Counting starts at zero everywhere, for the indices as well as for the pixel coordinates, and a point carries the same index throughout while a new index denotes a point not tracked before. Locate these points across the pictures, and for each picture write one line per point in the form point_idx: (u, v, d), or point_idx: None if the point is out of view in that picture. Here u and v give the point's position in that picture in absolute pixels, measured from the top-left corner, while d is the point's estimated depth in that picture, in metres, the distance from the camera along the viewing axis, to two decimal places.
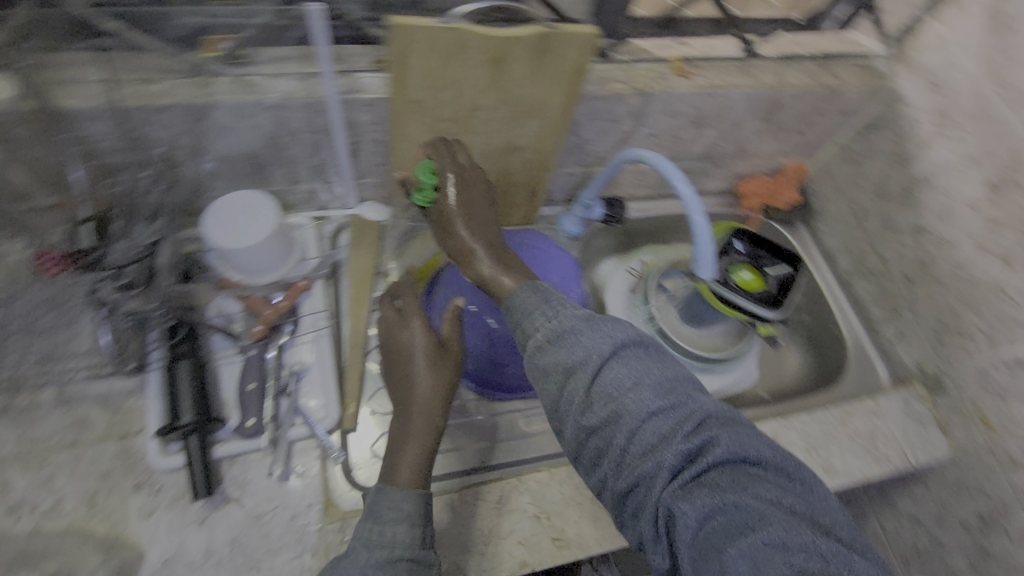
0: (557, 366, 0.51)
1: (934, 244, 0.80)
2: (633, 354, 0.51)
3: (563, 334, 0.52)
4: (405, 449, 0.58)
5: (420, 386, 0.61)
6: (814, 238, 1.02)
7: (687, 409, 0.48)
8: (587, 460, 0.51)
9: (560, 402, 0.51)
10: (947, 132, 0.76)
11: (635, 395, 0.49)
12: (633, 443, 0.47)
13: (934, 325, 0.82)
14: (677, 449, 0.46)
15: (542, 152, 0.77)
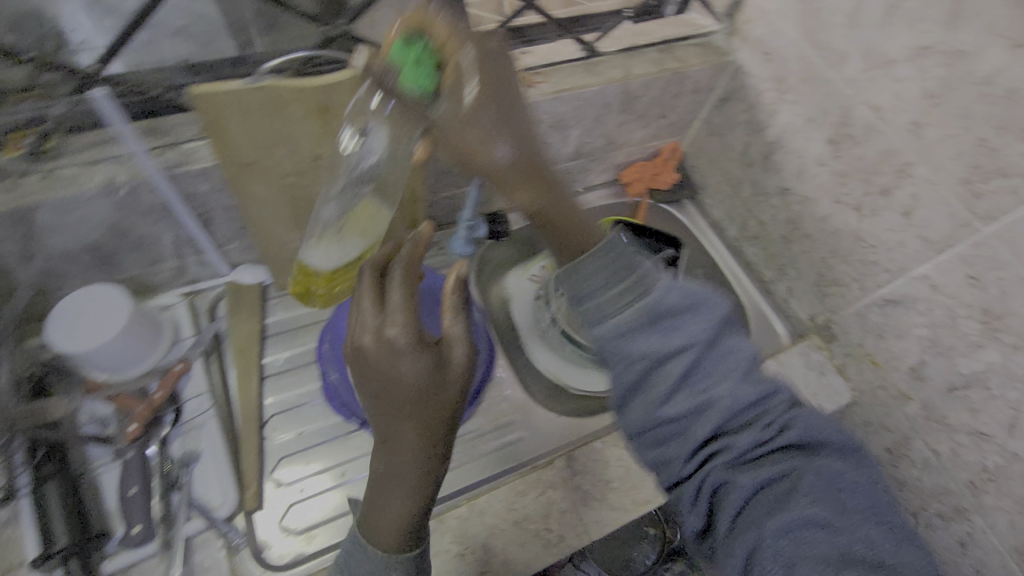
0: (644, 350, 0.47)
1: (798, 203, 0.83)
2: (714, 344, 0.48)
3: (659, 319, 0.47)
4: (400, 496, 0.53)
5: (413, 424, 0.50)
6: (702, 212, 1.05)
7: (766, 396, 0.49)
8: (649, 439, 0.49)
9: (639, 386, 0.48)
10: (786, 96, 0.79)
11: (712, 385, 0.48)
12: (706, 427, 0.47)
13: (815, 278, 0.85)
14: (756, 435, 0.47)
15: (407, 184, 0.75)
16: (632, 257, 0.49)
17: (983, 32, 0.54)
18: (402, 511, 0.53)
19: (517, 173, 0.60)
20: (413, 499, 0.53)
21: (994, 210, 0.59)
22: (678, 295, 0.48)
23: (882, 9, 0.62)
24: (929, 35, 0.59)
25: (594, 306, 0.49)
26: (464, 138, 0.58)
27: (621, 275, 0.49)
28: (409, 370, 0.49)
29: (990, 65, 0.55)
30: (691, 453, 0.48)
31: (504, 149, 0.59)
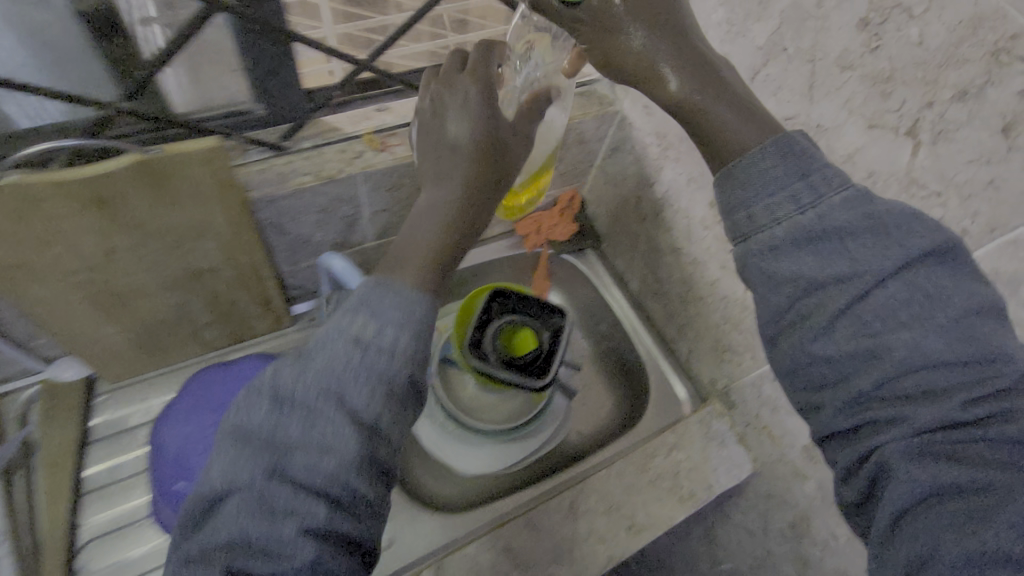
0: (809, 271, 0.41)
1: (690, 264, 0.78)
2: (933, 260, 0.39)
3: (834, 232, 0.41)
4: (431, 239, 0.49)
5: (471, 162, 0.51)
6: (606, 262, 0.99)
7: (991, 361, 0.37)
8: (800, 381, 0.44)
9: (798, 305, 0.42)
10: (668, 154, 0.73)
11: (915, 322, 0.39)
12: (871, 381, 0.40)
13: (711, 342, 0.80)
14: (946, 409, 0.38)
15: (245, 264, 0.65)
16: (803, 163, 0.43)
17: (839, 109, 0.49)
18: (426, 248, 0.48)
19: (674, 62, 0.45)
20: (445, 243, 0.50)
21: None
22: (845, 208, 0.41)
23: (748, 72, 0.57)
24: (791, 105, 0.53)
25: (740, 221, 0.44)
26: (635, 58, 0.45)
27: (789, 179, 0.42)
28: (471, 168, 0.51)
29: (848, 142, 0.49)
30: (848, 407, 0.41)
31: (648, 35, 0.44)
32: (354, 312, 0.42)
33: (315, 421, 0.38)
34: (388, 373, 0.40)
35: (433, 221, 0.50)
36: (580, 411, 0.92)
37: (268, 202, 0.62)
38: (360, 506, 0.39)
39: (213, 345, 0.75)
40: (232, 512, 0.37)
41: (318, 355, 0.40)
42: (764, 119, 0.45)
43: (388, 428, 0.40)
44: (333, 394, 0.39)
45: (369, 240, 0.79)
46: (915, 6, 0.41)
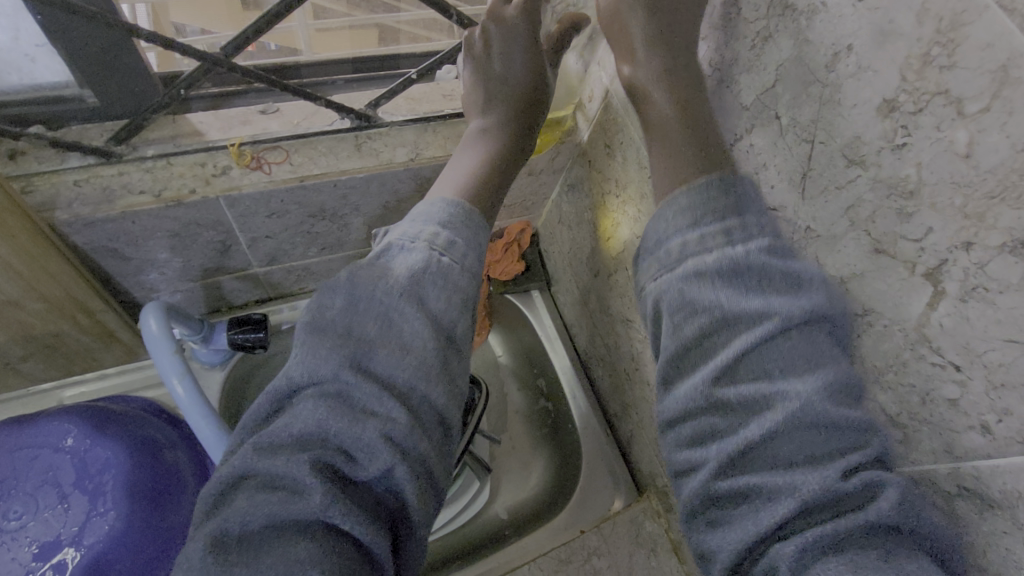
0: (717, 304, 0.37)
1: (640, 339, 0.64)
2: (821, 328, 0.36)
3: (743, 273, 0.37)
4: (479, 166, 0.49)
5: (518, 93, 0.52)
6: (554, 309, 0.85)
7: (857, 429, 0.33)
8: (691, 436, 0.37)
9: (701, 341, 0.37)
10: (628, 208, 0.59)
11: (809, 374, 0.34)
12: (763, 432, 0.34)
13: (655, 432, 0.67)
14: (826, 477, 0.31)
15: (61, 298, 0.51)
16: (739, 196, 0.40)
17: (838, 217, 0.36)
18: (475, 174, 0.48)
19: (651, 51, 0.44)
20: (494, 171, 0.49)
21: None
22: (767, 257, 0.37)
23: (728, 136, 0.43)
24: (776, 191, 0.40)
25: (675, 248, 0.40)
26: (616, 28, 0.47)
27: (722, 214, 0.39)
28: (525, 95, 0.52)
29: (843, 263, 0.37)
30: (731, 464, 0.35)
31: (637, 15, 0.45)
32: (423, 222, 0.44)
33: (394, 321, 0.40)
34: (462, 284, 0.43)
35: (481, 148, 0.50)
36: (502, 481, 0.79)
37: (86, 225, 0.48)
38: (431, 418, 0.39)
39: (39, 378, 0.61)
40: (308, 405, 0.37)
41: (396, 263, 0.42)
42: (704, 137, 0.42)
43: (461, 336, 0.43)
44: (412, 292, 0.41)
45: (255, 266, 0.65)
46: (967, 100, 0.28)
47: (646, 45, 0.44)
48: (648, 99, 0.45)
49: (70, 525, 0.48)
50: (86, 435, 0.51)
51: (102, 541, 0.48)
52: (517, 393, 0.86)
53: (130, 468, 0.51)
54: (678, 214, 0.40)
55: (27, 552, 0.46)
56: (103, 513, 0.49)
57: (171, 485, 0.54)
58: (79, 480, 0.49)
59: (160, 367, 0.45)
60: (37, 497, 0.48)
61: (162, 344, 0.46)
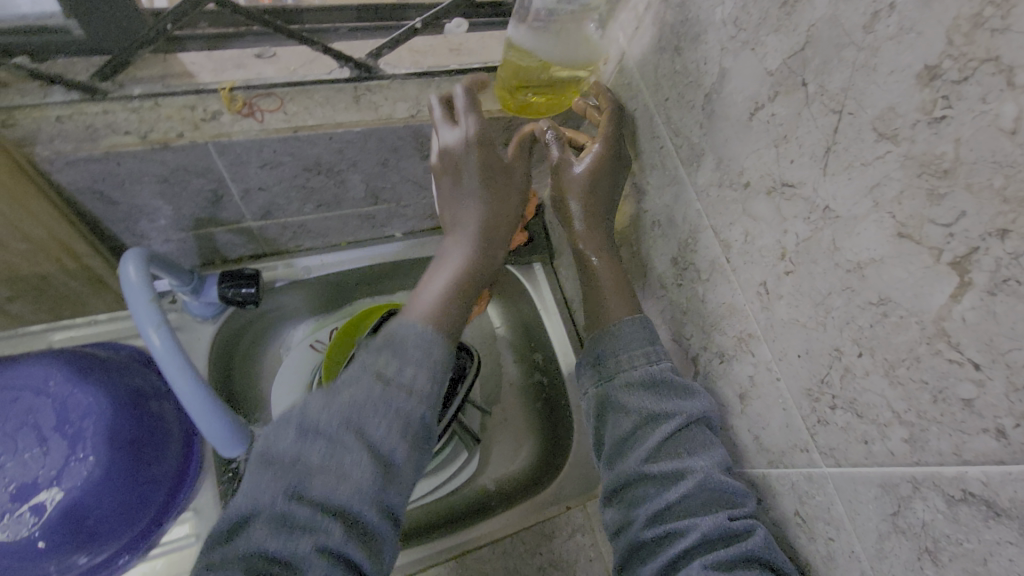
0: (642, 406, 0.49)
1: None
2: (709, 427, 0.47)
3: (658, 381, 0.49)
4: (446, 287, 0.51)
5: (485, 208, 0.54)
6: (555, 283, 0.83)
7: (740, 494, 0.44)
8: (624, 498, 0.47)
9: (633, 432, 0.48)
10: (635, 180, 0.56)
11: (706, 454, 0.45)
12: (676, 491, 0.44)
13: None
14: (721, 520, 0.42)
15: (43, 238, 0.50)
16: (656, 334, 0.53)
17: (861, 197, 0.33)
18: (449, 295, 0.51)
19: (595, 240, 0.57)
20: (463, 288, 0.52)
21: (834, 449, 0.39)
22: (672, 372, 0.50)
23: (747, 105, 0.40)
24: (796, 167, 0.37)
25: (619, 360, 0.52)
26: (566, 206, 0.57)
27: (649, 342, 0.52)
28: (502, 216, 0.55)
29: (861, 246, 0.34)
30: (655, 518, 0.45)
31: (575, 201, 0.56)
32: (379, 351, 0.45)
33: (335, 453, 0.40)
34: (405, 409, 0.42)
35: (451, 262, 0.52)
36: (491, 451, 0.78)
37: (69, 163, 0.45)
38: (371, 535, 0.39)
39: (27, 319, 0.60)
40: (249, 534, 0.37)
41: (344, 389, 0.43)
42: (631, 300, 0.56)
43: (403, 461, 0.42)
44: (352, 423, 0.41)
45: (249, 218, 0.63)
46: (1019, 69, 0.25)
47: (584, 223, 0.56)
48: (594, 269, 0.57)
49: (48, 468, 0.47)
50: (69, 380, 0.50)
51: (79, 486, 0.47)
52: (512, 366, 0.85)
53: (110, 417, 0.50)
54: (614, 337, 0.53)
55: (4, 493, 0.45)
56: (82, 459, 0.48)
57: (152, 434, 0.54)
58: (57, 426, 0.48)
59: (135, 315, 0.42)
60: (17, 438, 0.47)
61: (140, 293, 0.43)
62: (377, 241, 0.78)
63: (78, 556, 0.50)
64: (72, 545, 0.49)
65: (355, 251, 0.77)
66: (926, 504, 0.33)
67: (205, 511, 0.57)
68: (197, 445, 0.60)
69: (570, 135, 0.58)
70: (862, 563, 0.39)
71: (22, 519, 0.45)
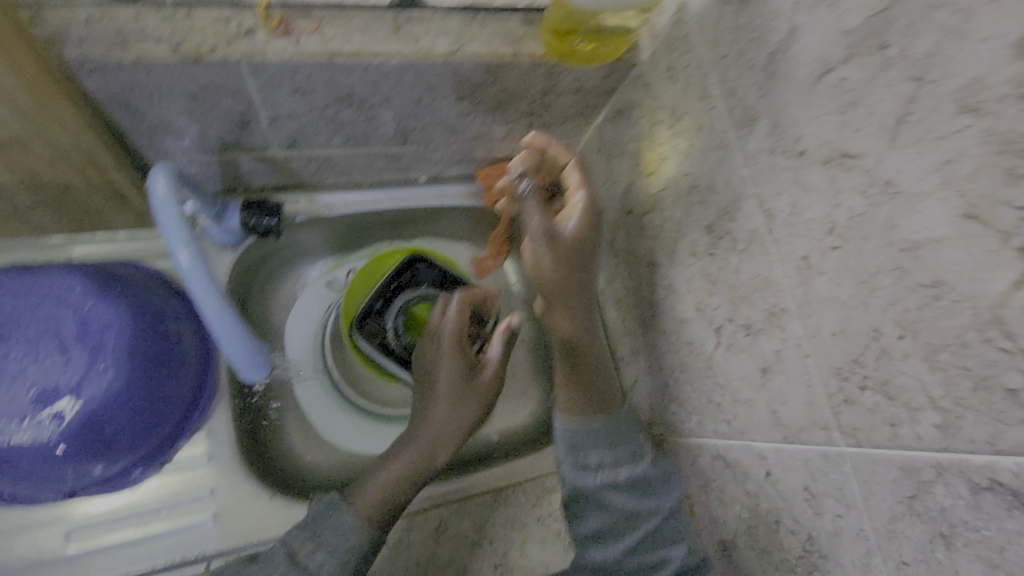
0: (625, 504, 0.59)
1: (663, 286, 0.61)
2: (673, 516, 0.59)
3: (640, 482, 0.60)
4: (398, 471, 0.54)
5: (448, 381, 0.57)
6: None
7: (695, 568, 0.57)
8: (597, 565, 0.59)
9: (610, 526, 0.60)
10: (677, 141, 0.54)
11: (676, 546, 0.58)
12: (649, 554, 0.57)
13: (662, 382, 0.65)
14: (676, 563, 0.57)
15: (68, 147, 0.48)
16: (633, 436, 0.63)
17: (929, 173, 0.32)
18: (390, 488, 0.53)
19: (585, 319, 0.65)
20: (405, 476, 0.54)
21: (857, 429, 0.39)
22: (646, 469, 0.61)
23: (815, 67, 0.38)
24: (860, 136, 0.35)
25: (590, 486, 0.60)
26: (562, 302, 0.65)
27: (612, 443, 0.62)
28: (468, 394, 0.57)
29: (922, 226, 0.32)
30: None
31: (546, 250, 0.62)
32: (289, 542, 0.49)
33: None
34: None
35: (418, 442, 0.56)
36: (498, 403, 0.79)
37: (97, 69, 0.44)
38: None
39: (49, 230, 0.59)
40: None
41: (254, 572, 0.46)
42: (597, 378, 0.65)
43: None
44: None
45: (275, 147, 0.61)
46: None
47: (557, 270, 0.62)
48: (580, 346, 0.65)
49: (69, 376, 0.48)
50: (90, 293, 0.50)
51: (98, 397, 0.48)
52: (527, 323, 0.84)
53: (131, 333, 0.50)
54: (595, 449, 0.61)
55: (26, 395, 0.46)
56: (102, 371, 0.48)
57: (169, 354, 0.54)
58: (79, 337, 0.49)
59: (164, 232, 0.39)
60: (38, 345, 0.48)
61: (168, 208, 0.40)
62: (401, 184, 0.76)
63: (93, 465, 0.51)
64: (88, 454, 0.50)
65: (378, 191, 0.75)
66: (948, 490, 0.33)
67: (216, 431, 0.60)
68: (212, 368, 0.61)
69: (545, 197, 0.66)
70: (868, 541, 0.40)
71: (42, 424, 0.46)
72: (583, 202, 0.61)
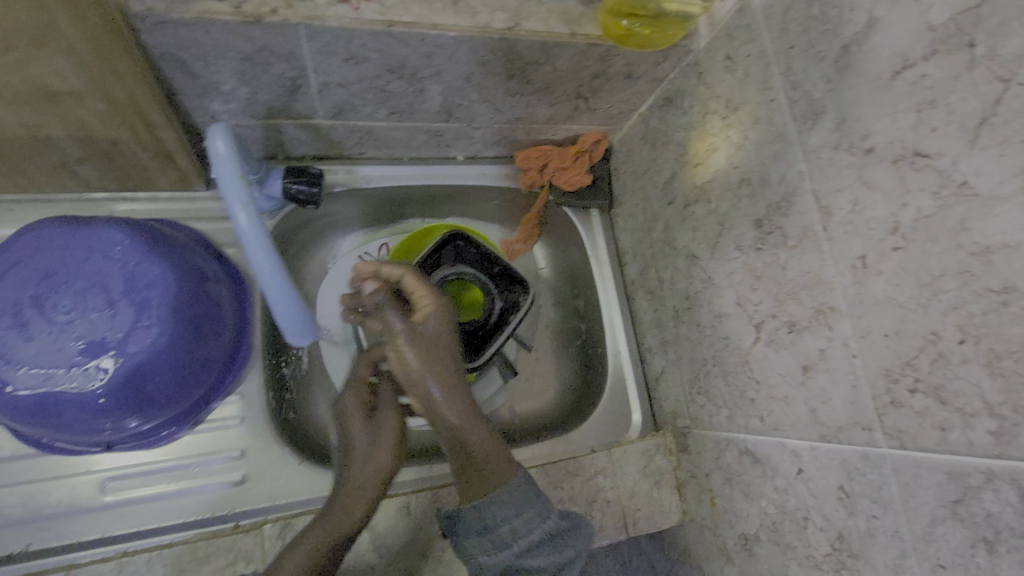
0: (549, 563, 0.47)
1: (701, 279, 0.60)
2: None
3: None
4: (313, 536, 0.48)
5: (364, 471, 0.53)
6: (609, 231, 0.81)
7: None
8: None
9: None
10: (729, 132, 0.53)
11: None
12: None
13: (690, 375, 0.65)
14: None
15: (122, 101, 0.48)
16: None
17: (1010, 176, 0.31)
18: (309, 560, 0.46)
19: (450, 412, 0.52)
20: (319, 542, 0.48)
21: (902, 431, 0.39)
22: None
23: (892, 62, 0.37)
24: (937, 136, 0.35)
25: (502, 534, 0.47)
26: (439, 363, 0.52)
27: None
28: (381, 462, 0.54)
29: (996, 229, 0.32)
30: None
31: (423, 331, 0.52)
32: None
33: None
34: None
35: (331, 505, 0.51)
36: (521, 386, 0.80)
37: (159, 25, 0.43)
38: None
39: (93, 185, 0.60)
40: None
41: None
42: (488, 466, 0.51)
43: None
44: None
45: (320, 115, 0.61)
46: None
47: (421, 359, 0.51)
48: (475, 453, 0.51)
49: (115, 330, 0.48)
50: (137, 249, 0.50)
51: (144, 351, 0.49)
52: (552, 309, 0.85)
53: (176, 291, 0.51)
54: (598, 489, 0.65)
55: (73, 347, 0.46)
56: (148, 327, 0.49)
57: (209, 314, 0.55)
58: (125, 292, 0.49)
59: (224, 191, 0.40)
60: (86, 297, 0.48)
61: (227, 167, 0.41)
62: (439, 162, 0.76)
63: (131, 420, 0.52)
64: (129, 407, 0.50)
65: (415, 167, 0.75)
66: (997, 496, 0.33)
67: (250, 397, 0.61)
68: (246, 334, 0.62)
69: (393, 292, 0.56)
70: (904, 543, 0.40)
71: (89, 375, 0.47)
72: (432, 307, 0.54)
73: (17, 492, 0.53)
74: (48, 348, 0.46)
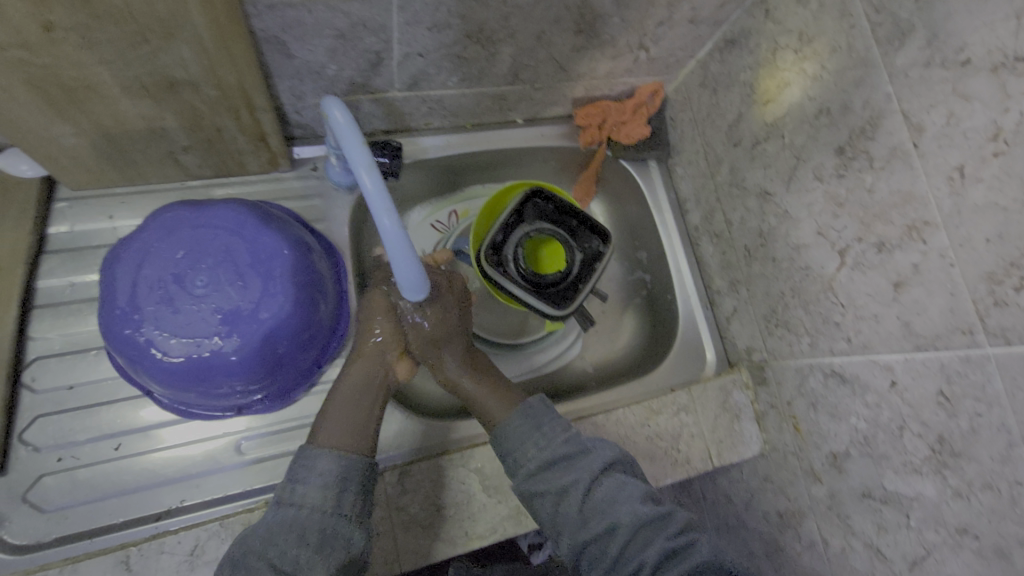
0: (551, 484, 0.52)
1: (775, 215, 0.62)
2: None
3: None
4: (342, 421, 0.55)
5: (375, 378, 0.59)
6: (668, 181, 0.82)
7: None
8: None
9: None
10: (804, 66, 0.55)
11: None
12: None
13: (765, 310, 0.68)
14: None
15: (232, 87, 0.52)
16: None
17: None
18: (343, 431, 0.54)
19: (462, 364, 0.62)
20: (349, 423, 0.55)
21: (1007, 328, 0.41)
22: None
23: None
24: None
25: (517, 458, 0.54)
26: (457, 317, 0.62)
27: None
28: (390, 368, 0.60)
29: None
30: None
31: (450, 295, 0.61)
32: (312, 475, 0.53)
33: (293, 494, 0.49)
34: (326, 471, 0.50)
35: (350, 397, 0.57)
36: (593, 338, 0.83)
37: (269, 8, 0.46)
38: (326, 517, 0.48)
39: (193, 173, 0.64)
40: (266, 532, 0.47)
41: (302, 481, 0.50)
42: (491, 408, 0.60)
43: (340, 485, 0.50)
44: (308, 472, 0.50)
45: (397, 88, 0.64)
46: None
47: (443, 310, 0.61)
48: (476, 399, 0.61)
49: (247, 299, 0.52)
50: (255, 225, 0.55)
51: (274, 317, 0.53)
52: (615, 262, 0.87)
53: (294, 262, 0.55)
54: (689, 426, 0.68)
55: (213, 317, 0.51)
56: (274, 295, 0.53)
57: (321, 284, 0.59)
58: (250, 265, 0.53)
59: (353, 156, 0.44)
60: (219, 271, 0.52)
61: (353, 137, 0.45)
62: (502, 126, 0.78)
63: (260, 385, 0.57)
64: (263, 372, 0.55)
65: (479, 133, 0.77)
66: None
67: None
68: (346, 302, 0.65)
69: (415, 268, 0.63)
70: (1011, 434, 0.42)
71: (229, 341, 0.51)
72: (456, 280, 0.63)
73: (164, 456, 0.59)
74: (193, 318, 0.51)
